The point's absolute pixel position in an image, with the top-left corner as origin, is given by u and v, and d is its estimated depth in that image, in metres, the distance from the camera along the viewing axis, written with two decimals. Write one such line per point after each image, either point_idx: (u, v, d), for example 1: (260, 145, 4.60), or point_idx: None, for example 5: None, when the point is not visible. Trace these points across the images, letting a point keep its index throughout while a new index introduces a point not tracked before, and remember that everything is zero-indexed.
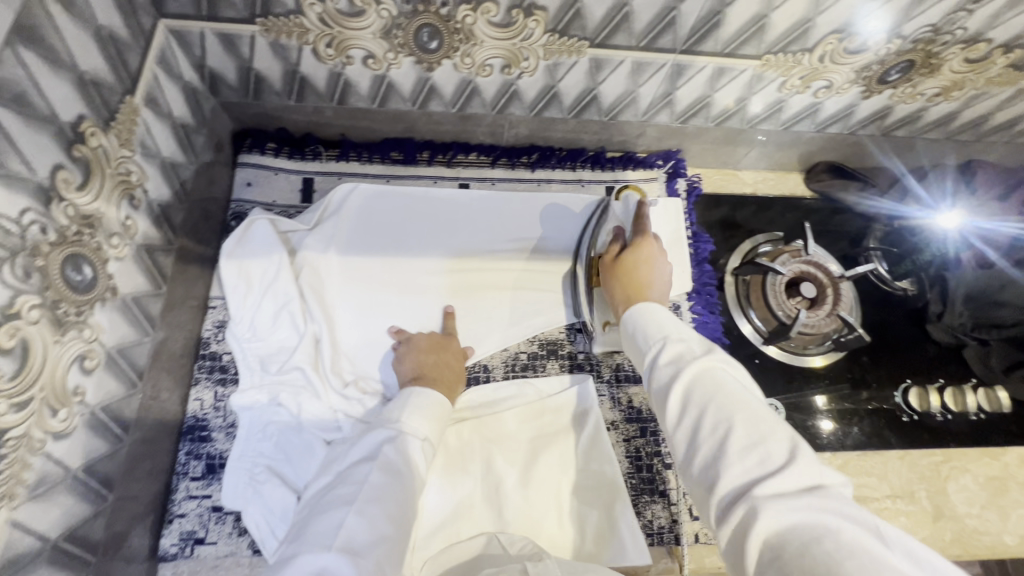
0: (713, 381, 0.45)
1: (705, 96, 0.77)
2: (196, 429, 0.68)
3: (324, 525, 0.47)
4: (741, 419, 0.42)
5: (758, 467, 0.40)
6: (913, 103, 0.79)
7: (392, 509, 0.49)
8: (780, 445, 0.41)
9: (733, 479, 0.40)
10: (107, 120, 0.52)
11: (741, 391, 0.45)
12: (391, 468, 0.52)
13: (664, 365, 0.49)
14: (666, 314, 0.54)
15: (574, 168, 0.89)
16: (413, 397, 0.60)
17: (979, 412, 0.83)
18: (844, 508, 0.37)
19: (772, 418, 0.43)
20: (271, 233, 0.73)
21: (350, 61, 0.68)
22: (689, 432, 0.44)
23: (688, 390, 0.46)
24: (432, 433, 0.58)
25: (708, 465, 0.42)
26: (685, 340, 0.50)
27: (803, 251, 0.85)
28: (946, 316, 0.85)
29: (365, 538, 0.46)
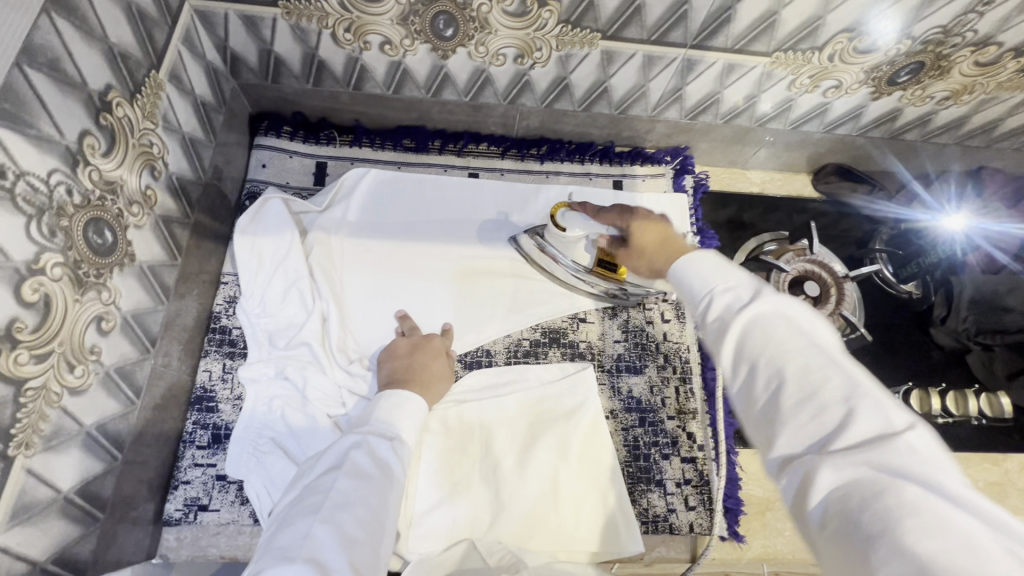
0: (768, 328, 0.39)
1: (715, 93, 0.78)
2: (203, 399, 0.69)
3: (287, 538, 0.43)
4: (794, 367, 0.37)
5: (817, 418, 0.35)
6: (922, 106, 0.79)
7: (364, 514, 0.46)
8: (841, 394, 0.35)
9: (791, 433, 0.35)
10: (133, 92, 0.54)
11: (797, 330, 0.39)
12: (362, 472, 0.49)
13: (715, 317, 0.42)
14: (711, 259, 0.46)
15: (582, 161, 0.90)
16: (389, 398, 0.58)
17: (980, 417, 0.82)
18: (916, 465, 0.31)
19: (829, 359, 0.37)
20: (284, 212, 0.74)
21: (367, 46, 0.70)
22: (747, 385, 0.39)
23: (741, 342, 0.40)
24: (403, 434, 0.55)
25: (766, 413, 0.37)
26: (733, 284, 0.43)
27: (808, 251, 0.85)
28: (949, 320, 0.83)
29: (335, 545, 0.42)
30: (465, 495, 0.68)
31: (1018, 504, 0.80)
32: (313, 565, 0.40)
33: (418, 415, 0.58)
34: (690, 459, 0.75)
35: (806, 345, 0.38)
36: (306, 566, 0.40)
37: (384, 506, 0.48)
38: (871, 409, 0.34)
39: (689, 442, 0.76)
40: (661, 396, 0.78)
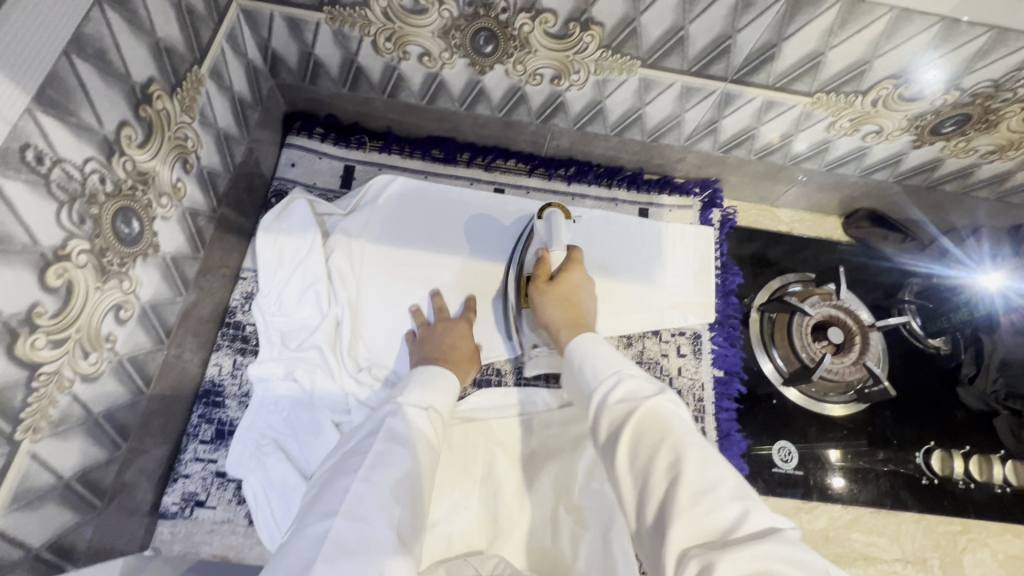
0: (662, 419, 0.46)
1: (750, 128, 0.77)
2: (211, 393, 0.69)
3: (331, 494, 0.46)
4: (693, 459, 0.43)
5: (716, 511, 0.40)
6: (964, 158, 0.77)
7: (401, 474, 0.49)
8: (734, 492, 0.41)
9: (687, 527, 0.40)
10: (174, 86, 0.55)
11: (684, 424, 0.46)
12: (397, 435, 0.52)
13: (619, 400, 0.49)
14: (608, 347, 0.55)
15: (609, 186, 0.89)
16: (421, 374, 0.61)
17: (1006, 484, 0.79)
18: (793, 552, 0.37)
19: (725, 464, 0.43)
20: (308, 213, 0.75)
21: (406, 56, 0.70)
22: (641, 477, 0.44)
23: (637, 433, 0.46)
24: (436, 403, 0.58)
25: (661, 510, 0.42)
26: (635, 375, 0.51)
27: (835, 295, 0.83)
28: (977, 380, 0.81)
29: (375, 500, 0.45)
30: (460, 518, 0.66)
31: None
32: (354, 518, 0.43)
33: (449, 388, 0.61)
34: None
35: (699, 443, 0.44)
36: (349, 519, 0.43)
37: (420, 468, 0.51)
38: (757, 509, 0.40)
39: None
40: None
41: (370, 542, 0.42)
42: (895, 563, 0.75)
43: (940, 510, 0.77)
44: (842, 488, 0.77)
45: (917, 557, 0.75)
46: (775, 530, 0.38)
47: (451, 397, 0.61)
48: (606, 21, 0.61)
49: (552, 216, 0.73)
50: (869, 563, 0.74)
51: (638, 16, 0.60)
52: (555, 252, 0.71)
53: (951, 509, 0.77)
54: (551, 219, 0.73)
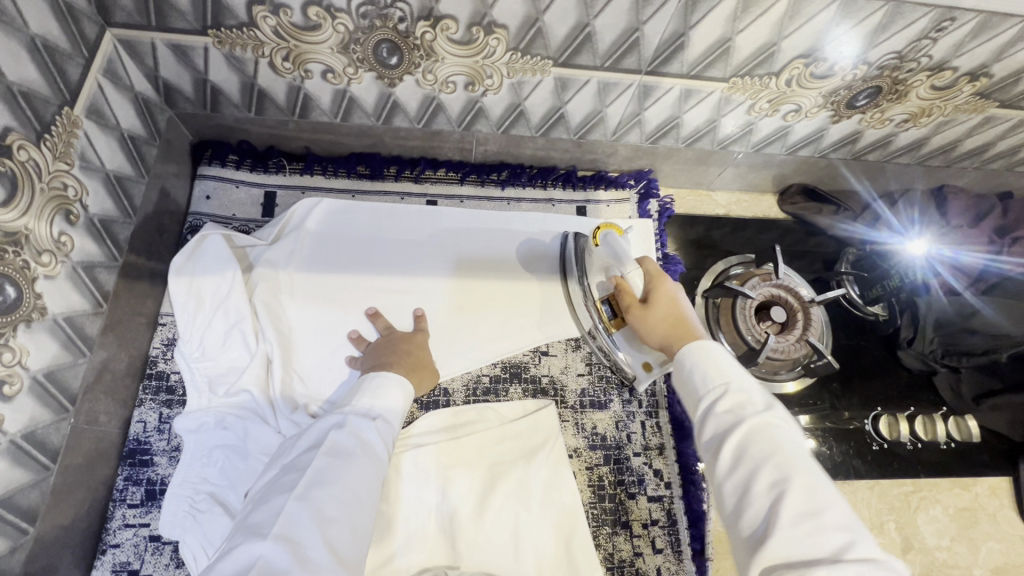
0: (774, 438, 0.45)
1: (674, 117, 0.75)
2: (136, 453, 0.65)
3: (264, 514, 0.44)
4: (801, 482, 0.43)
5: (820, 532, 0.40)
6: (882, 128, 0.78)
7: (340, 491, 0.46)
8: (842, 521, 0.41)
9: (785, 542, 0.40)
10: (40, 133, 0.50)
11: (794, 441, 0.46)
12: (340, 450, 0.49)
13: (726, 409, 0.49)
14: (724, 355, 0.54)
15: (544, 187, 0.87)
16: (371, 383, 0.58)
17: (949, 440, 0.82)
18: None
19: (834, 492, 0.43)
20: (224, 248, 0.70)
21: (308, 75, 0.66)
22: (740, 489, 0.45)
23: (743, 445, 0.46)
24: (385, 412, 0.55)
25: (760, 522, 0.43)
26: (745, 388, 0.50)
27: (773, 275, 0.83)
28: (916, 343, 0.82)
29: (309, 523, 0.43)
30: (415, 543, 0.64)
31: (989, 530, 0.78)
32: (284, 543, 0.42)
33: (403, 395, 0.58)
34: (657, 498, 0.72)
35: (807, 467, 0.44)
36: (278, 543, 0.41)
37: (364, 480, 0.48)
38: (863, 540, 0.40)
39: (657, 479, 0.73)
40: (627, 430, 0.75)
41: (299, 567, 0.40)
42: None
43: (891, 473, 0.78)
44: (814, 451, 0.79)
45: (875, 522, 0.76)
46: (878, 561, 0.38)
47: (401, 405, 0.57)
48: (508, 22, 0.59)
49: (608, 235, 0.70)
50: None
51: (540, 15, 0.58)
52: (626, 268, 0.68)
53: (902, 470, 0.79)
54: (607, 242, 0.69)
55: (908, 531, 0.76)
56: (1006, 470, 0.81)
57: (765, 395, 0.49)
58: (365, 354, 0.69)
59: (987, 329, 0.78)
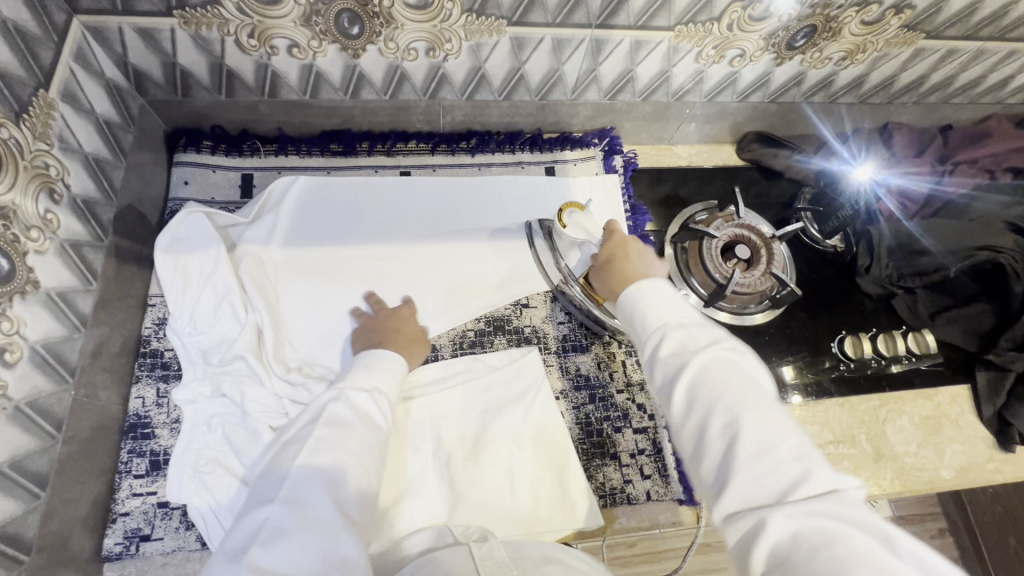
0: (719, 379, 0.49)
1: (628, 71, 0.80)
2: (137, 427, 0.67)
3: (271, 482, 0.48)
4: (750, 420, 0.46)
5: (774, 469, 0.44)
6: (823, 68, 0.83)
7: (341, 456, 0.50)
8: (793, 453, 0.44)
9: (743, 485, 0.44)
10: (19, 113, 0.52)
11: (736, 373, 0.50)
12: (339, 421, 0.53)
13: (671, 355, 0.52)
14: (663, 292, 0.56)
15: (513, 151, 0.91)
16: (366, 361, 0.62)
17: (909, 355, 0.85)
18: (853, 507, 0.41)
19: (782, 424, 0.46)
20: (207, 226, 0.73)
21: (274, 51, 0.69)
22: (698, 434, 0.48)
23: (693, 390, 0.49)
24: (379, 385, 0.59)
25: (719, 465, 0.46)
26: (688, 328, 0.53)
27: (735, 216, 0.88)
28: (873, 268, 0.87)
29: (313, 485, 0.47)
30: (415, 493, 0.67)
31: (952, 435, 0.83)
32: (290, 506, 0.45)
33: (394, 370, 0.62)
34: (642, 429, 0.76)
35: (759, 403, 0.48)
36: (285, 505, 0.45)
37: (363, 447, 0.52)
38: (818, 469, 0.44)
39: (641, 412, 0.77)
40: (609, 370, 0.78)
41: (305, 525, 0.44)
42: (828, 446, 0.80)
43: (858, 389, 0.84)
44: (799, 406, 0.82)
45: (847, 436, 0.81)
46: (833, 489, 0.43)
47: (394, 380, 0.61)
48: None
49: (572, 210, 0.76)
50: None
51: None
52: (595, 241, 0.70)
53: (868, 386, 0.84)
54: (575, 222, 0.72)
55: (878, 441, 0.81)
56: (962, 379, 0.87)
57: (707, 331, 0.53)
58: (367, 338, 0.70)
59: (935, 248, 0.84)
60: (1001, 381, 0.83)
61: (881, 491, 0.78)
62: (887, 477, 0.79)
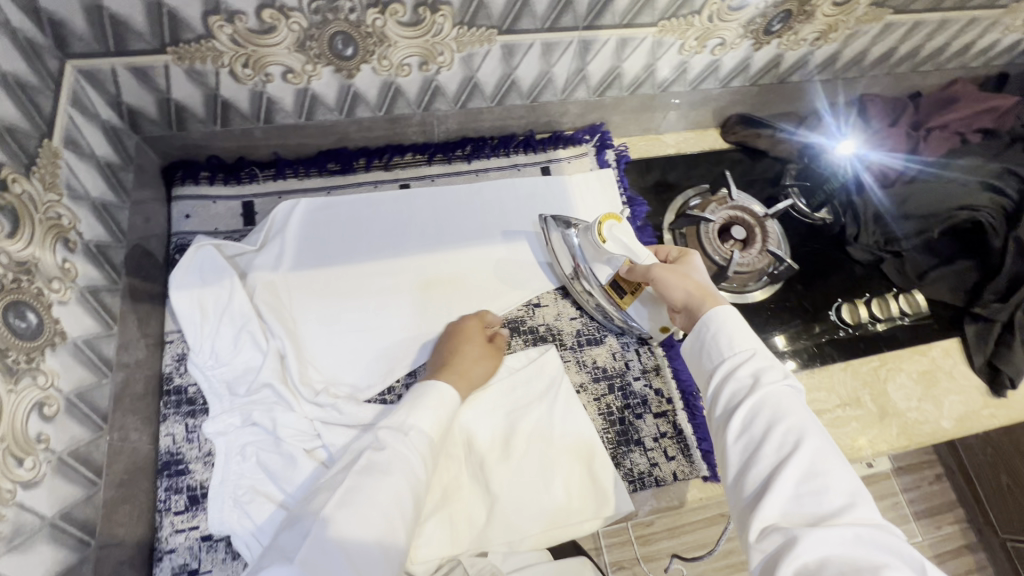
0: (783, 402, 0.52)
1: (615, 68, 0.81)
2: (172, 464, 0.67)
3: (296, 535, 0.53)
4: (811, 446, 0.49)
5: (823, 494, 0.47)
6: (799, 49, 0.87)
7: (368, 510, 0.54)
8: (846, 487, 0.47)
9: (782, 504, 0.47)
10: (28, 166, 0.52)
11: (805, 406, 0.53)
12: (370, 471, 0.57)
13: (745, 374, 0.55)
14: (740, 320, 0.60)
15: (508, 155, 0.92)
16: (416, 392, 0.65)
17: (903, 315, 0.91)
18: (893, 542, 0.44)
19: (841, 460, 0.49)
20: (218, 257, 0.72)
21: (269, 78, 0.69)
22: (749, 449, 0.52)
23: (756, 407, 0.52)
24: (422, 428, 0.62)
25: (765, 481, 0.49)
26: (767, 356, 0.56)
27: (728, 199, 0.91)
28: (862, 236, 0.92)
29: (332, 546, 0.51)
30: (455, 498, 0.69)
31: (948, 386, 0.88)
32: (305, 567, 0.49)
33: (442, 408, 0.64)
34: (662, 413, 0.79)
35: (820, 434, 0.51)
36: (299, 568, 0.49)
37: (393, 497, 0.55)
38: (865, 504, 0.47)
39: (659, 397, 0.79)
40: (624, 359, 0.81)
41: None
42: (836, 409, 0.84)
43: (858, 352, 0.88)
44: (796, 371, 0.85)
45: (853, 398, 0.85)
46: (877, 525, 0.45)
47: (441, 418, 0.64)
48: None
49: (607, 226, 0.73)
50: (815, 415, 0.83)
51: None
52: (640, 259, 0.70)
53: (868, 348, 0.88)
54: (616, 237, 0.71)
55: (881, 400, 0.86)
56: (954, 332, 0.92)
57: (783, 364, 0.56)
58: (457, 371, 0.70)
59: (917, 212, 0.89)
60: (988, 330, 0.88)
61: (889, 447, 0.82)
62: (894, 434, 0.83)
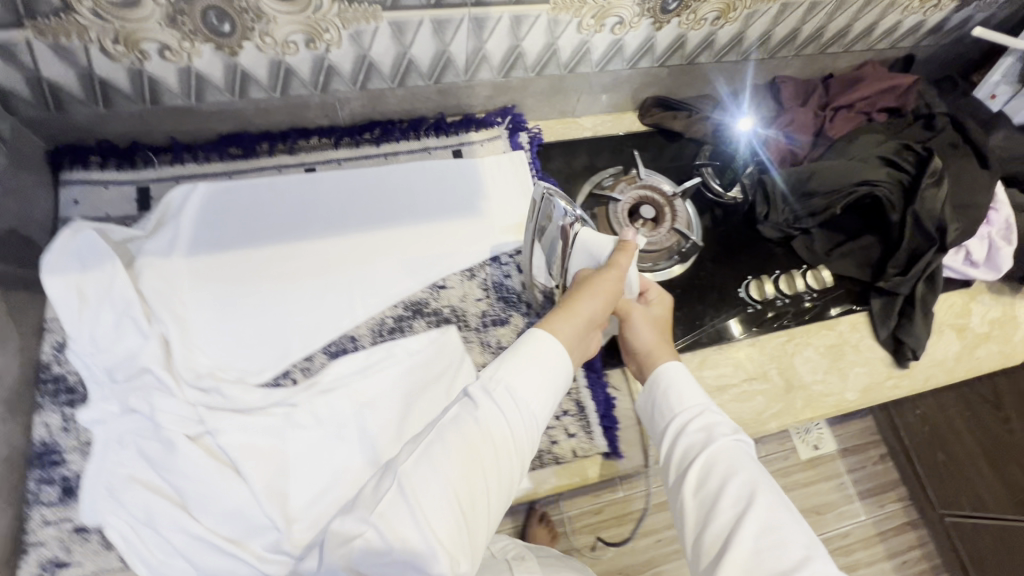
0: (734, 456, 0.58)
1: (515, 47, 0.81)
2: (45, 454, 0.65)
3: (374, 488, 0.51)
4: (764, 499, 0.54)
5: (781, 549, 0.50)
6: (701, 29, 0.87)
7: (451, 467, 0.52)
8: (803, 540, 0.51)
9: (743, 561, 0.51)
10: None
11: (754, 460, 0.59)
12: (453, 424, 0.55)
13: (695, 431, 0.62)
14: (689, 379, 0.67)
15: (418, 138, 0.91)
16: (523, 337, 0.62)
17: (810, 291, 0.92)
18: None
19: (794, 515, 0.53)
20: (98, 241, 0.70)
21: (144, 56, 0.67)
22: (705, 504, 0.57)
23: (710, 461, 0.58)
24: (522, 380, 0.58)
25: (724, 538, 0.53)
26: (717, 413, 0.63)
27: (638, 178, 0.93)
28: (772, 214, 0.93)
29: (407, 507, 0.49)
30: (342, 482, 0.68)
31: (855, 359, 0.90)
32: (383, 523, 0.48)
33: (546, 359, 0.60)
34: None
35: (774, 488, 0.56)
36: (377, 521, 0.48)
37: (481, 454, 0.53)
38: (823, 556, 0.49)
39: None
40: None
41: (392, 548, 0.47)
42: (742, 383, 0.85)
43: (766, 327, 0.89)
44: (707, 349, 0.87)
45: (759, 372, 0.86)
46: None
47: (548, 373, 0.60)
48: None
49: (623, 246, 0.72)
50: (721, 391, 0.84)
51: None
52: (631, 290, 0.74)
53: (774, 323, 0.90)
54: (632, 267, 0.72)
55: (788, 374, 0.87)
56: (860, 306, 0.93)
57: (734, 423, 0.62)
58: (572, 324, 0.64)
59: (822, 189, 0.90)
60: (892, 304, 0.91)
61: (793, 419, 0.84)
62: (798, 406, 0.85)
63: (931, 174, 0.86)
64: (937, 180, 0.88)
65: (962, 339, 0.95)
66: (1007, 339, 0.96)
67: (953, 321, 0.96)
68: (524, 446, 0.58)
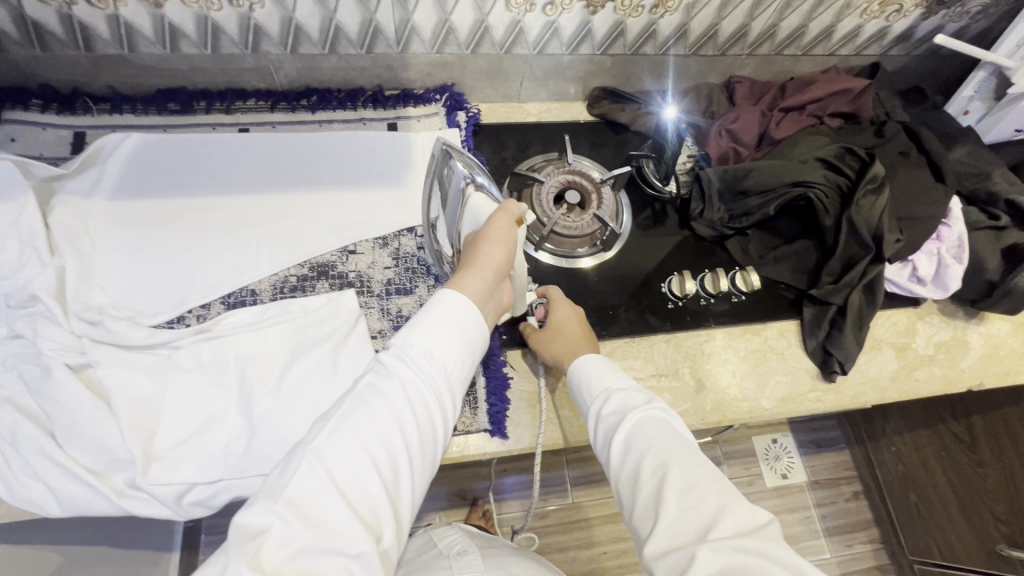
0: (646, 428, 0.61)
1: (443, 20, 0.82)
2: None
3: (283, 471, 0.50)
4: (677, 461, 0.57)
5: (699, 506, 0.53)
6: (639, 16, 0.86)
7: (368, 439, 0.52)
8: (717, 491, 0.54)
9: (669, 528, 0.52)
10: None
11: (670, 425, 0.62)
12: (363, 399, 0.55)
13: (609, 414, 0.65)
14: (605, 365, 0.70)
15: (354, 108, 0.93)
16: (431, 309, 0.61)
17: (736, 293, 0.89)
18: (766, 543, 0.48)
19: (707, 469, 0.56)
20: (15, 173, 0.73)
21: (71, 1, 0.71)
22: (633, 473, 0.59)
23: (629, 435, 0.61)
24: (434, 349, 0.58)
25: (651, 508, 0.55)
26: (625, 391, 0.66)
27: (567, 163, 0.93)
28: (706, 212, 0.90)
29: (323, 481, 0.49)
30: (214, 425, 0.69)
31: (777, 366, 0.86)
32: (295, 507, 0.47)
33: (455, 329, 0.60)
34: None
35: (687, 447, 0.59)
36: (288, 506, 0.47)
37: (397, 425, 0.54)
38: (736, 507, 0.52)
39: None
40: None
41: (310, 528, 0.46)
42: (650, 379, 0.82)
43: (684, 325, 0.86)
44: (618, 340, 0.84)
45: (670, 369, 0.83)
46: (756, 530, 0.50)
47: (461, 341, 0.60)
48: None
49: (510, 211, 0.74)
50: None
51: None
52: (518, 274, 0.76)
53: (693, 321, 0.87)
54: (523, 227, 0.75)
55: (701, 373, 0.83)
56: (793, 314, 0.89)
57: (646, 392, 0.66)
58: (479, 279, 0.66)
59: (756, 188, 0.87)
60: (824, 313, 0.86)
61: (698, 420, 0.80)
62: (707, 407, 0.81)
63: (868, 180, 0.83)
64: (876, 188, 0.84)
65: (902, 358, 0.89)
66: (954, 364, 0.90)
67: (895, 339, 0.90)
68: (446, 419, 0.58)
